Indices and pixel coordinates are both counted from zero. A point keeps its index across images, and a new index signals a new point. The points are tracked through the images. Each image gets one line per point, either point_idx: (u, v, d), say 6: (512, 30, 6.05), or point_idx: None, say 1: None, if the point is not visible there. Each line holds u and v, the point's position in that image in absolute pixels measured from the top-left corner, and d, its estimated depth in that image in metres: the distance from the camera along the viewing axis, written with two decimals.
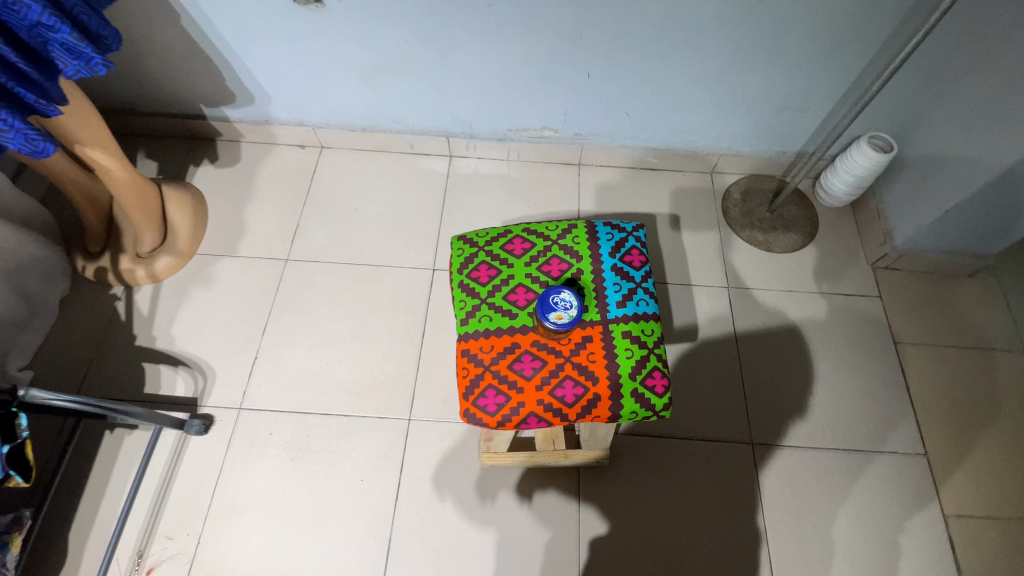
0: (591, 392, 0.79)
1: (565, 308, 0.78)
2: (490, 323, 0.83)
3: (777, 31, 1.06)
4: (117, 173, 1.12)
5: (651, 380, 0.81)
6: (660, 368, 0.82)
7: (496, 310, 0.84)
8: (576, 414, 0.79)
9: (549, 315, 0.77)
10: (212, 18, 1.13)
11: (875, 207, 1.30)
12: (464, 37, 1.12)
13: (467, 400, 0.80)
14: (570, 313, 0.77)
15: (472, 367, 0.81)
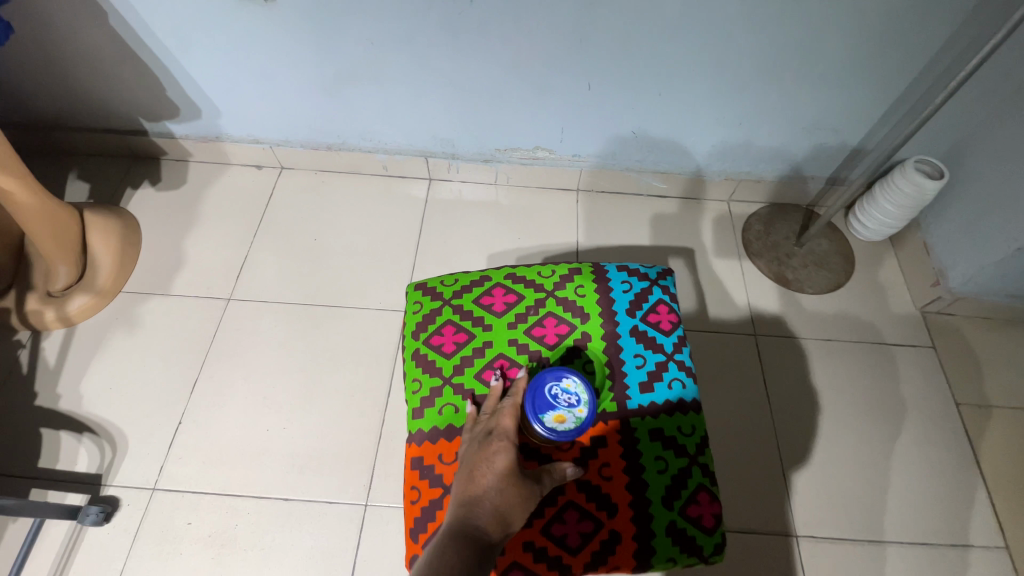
0: (606, 528, 0.62)
1: (568, 407, 0.65)
2: (451, 415, 0.69)
3: (815, 36, 0.90)
4: (23, 201, 0.91)
5: (696, 508, 0.64)
6: (707, 490, 0.65)
7: (460, 393, 0.70)
8: (583, 565, 0.61)
9: (546, 416, 0.64)
10: (144, 17, 0.95)
11: (922, 243, 1.13)
12: (442, 39, 0.94)
13: (415, 542, 0.63)
14: (576, 414, 0.64)
15: (425, 489, 0.65)
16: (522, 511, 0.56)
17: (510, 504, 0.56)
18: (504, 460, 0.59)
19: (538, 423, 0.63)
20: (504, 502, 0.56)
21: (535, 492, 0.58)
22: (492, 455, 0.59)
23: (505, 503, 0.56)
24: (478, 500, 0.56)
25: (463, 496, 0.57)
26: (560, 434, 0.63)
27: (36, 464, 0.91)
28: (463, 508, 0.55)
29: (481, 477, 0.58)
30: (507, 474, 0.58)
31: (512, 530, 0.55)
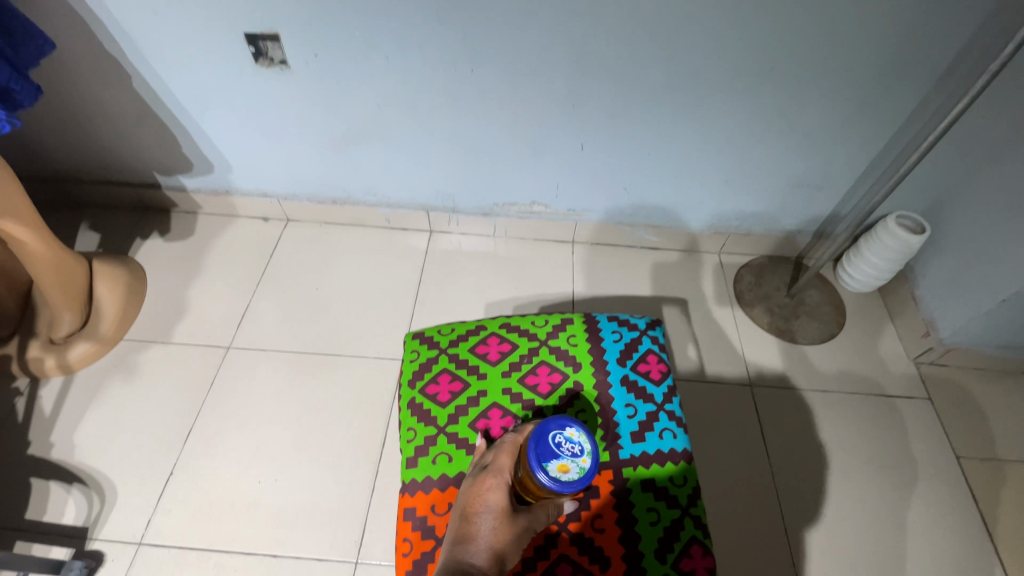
0: None
1: (572, 456, 0.59)
2: (445, 463, 0.69)
3: (791, 102, 0.96)
4: (36, 250, 0.95)
5: (689, 561, 0.63)
6: (701, 543, 0.64)
7: (454, 443, 0.70)
8: None
9: (549, 465, 0.58)
10: (167, 82, 1.02)
11: (910, 295, 1.15)
12: (444, 103, 1.01)
13: None
14: (580, 464, 0.58)
15: (417, 541, 0.64)
16: (516, 546, 0.58)
17: (504, 543, 0.58)
18: (499, 496, 0.60)
19: (539, 472, 0.57)
20: (498, 541, 0.57)
21: (530, 528, 0.60)
22: (486, 492, 0.61)
23: (500, 541, 0.58)
24: (472, 539, 0.58)
25: (459, 535, 0.59)
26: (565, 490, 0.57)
27: (22, 516, 0.89)
28: (459, 547, 0.57)
29: (475, 515, 0.60)
30: (501, 513, 0.59)
31: (506, 566, 0.57)
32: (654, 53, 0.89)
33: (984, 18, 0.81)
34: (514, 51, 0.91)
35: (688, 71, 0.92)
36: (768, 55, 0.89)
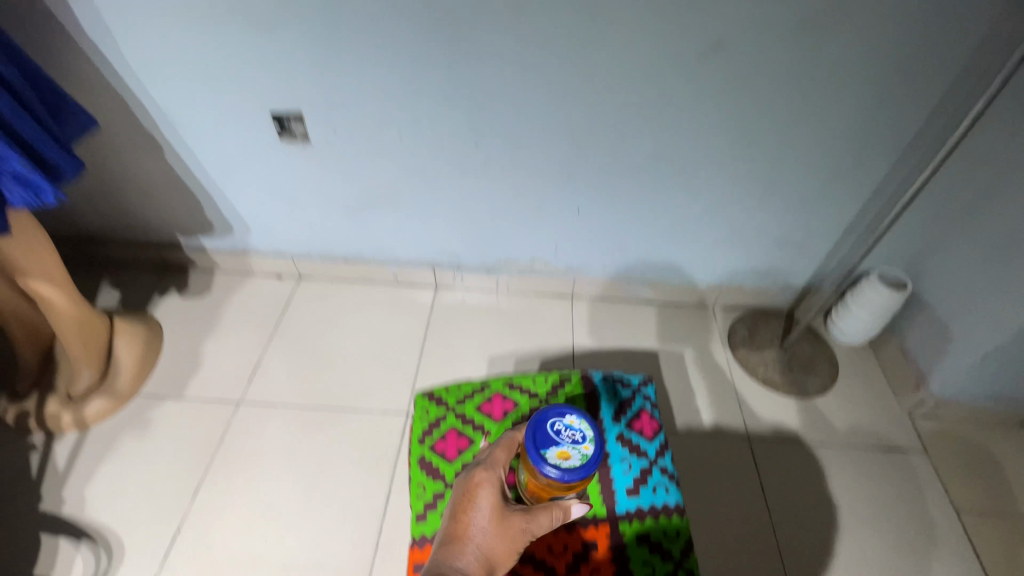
0: None
1: (573, 443, 0.61)
2: None
3: (771, 170, 1.04)
4: (63, 309, 1.01)
5: None
6: None
7: None
8: None
9: (550, 452, 0.60)
10: (197, 154, 1.11)
11: (899, 348, 1.19)
12: (451, 172, 1.09)
13: None
14: (580, 450, 0.60)
15: None
16: (506, 547, 0.60)
17: (492, 544, 0.60)
18: (489, 496, 0.63)
19: (541, 460, 0.59)
20: (486, 542, 0.60)
21: (525, 529, 0.61)
22: (476, 492, 0.64)
23: (488, 542, 0.60)
24: (461, 539, 0.61)
25: (450, 533, 0.62)
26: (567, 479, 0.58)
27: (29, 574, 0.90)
28: (448, 546, 0.61)
29: (466, 513, 0.63)
30: (489, 513, 0.62)
31: (495, 566, 0.60)
32: (642, 129, 0.99)
33: (938, 99, 0.90)
34: (515, 127, 1.00)
35: (675, 144, 1.01)
36: (746, 129, 0.98)
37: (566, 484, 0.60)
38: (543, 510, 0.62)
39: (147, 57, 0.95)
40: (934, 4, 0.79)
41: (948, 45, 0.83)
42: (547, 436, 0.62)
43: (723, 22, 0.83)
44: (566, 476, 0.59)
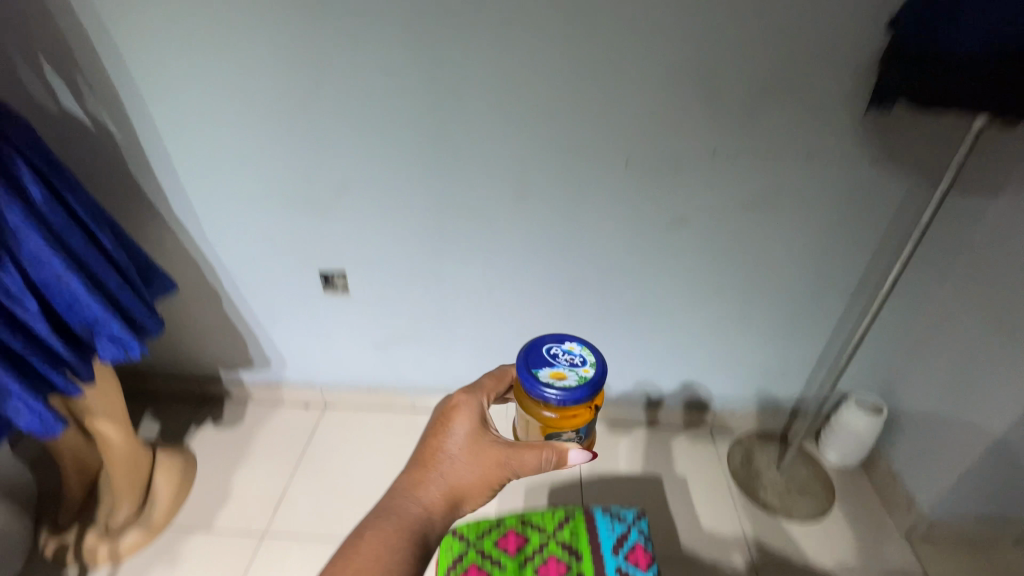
0: None
1: (570, 365, 0.62)
2: None
3: (743, 309, 1.21)
4: (116, 444, 1.12)
5: None
6: None
7: None
8: None
9: (547, 369, 0.61)
10: (250, 303, 1.30)
11: (888, 470, 1.26)
12: (466, 315, 1.26)
13: None
14: (576, 370, 0.62)
15: None
16: (472, 478, 0.65)
17: (458, 471, 0.66)
18: (463, 424, 0.68)
19: (537, 374, 0.61)
20: (453, 469, 0.66)
21: (498, 461, 0.65)
22: (451, 423, 0.69)
23: (455, 470, 0.66)
24: (429, 466, 0.67)
25: (420, 459, 0.68)
26: (553, 395, 0.59)
27: None
28: (416, 472, 0.67)
29: (439, 441, 0.68)
30: (459, 443, 0.67)
31: (457, 494, 0.65)
32: (628, 279, 1.17)
33: (871, 254, 1.09)
34: (521, 278, 1.19)
35: (657, 289, 1.18)
36: (717, 278, 1.16)
37: (560, 404, 0.60)
38: (529, 448, 0.62)
39: (223, 232, 1.17)
40: (848, 187, 1.01)
41: (868, 216, 1.04)
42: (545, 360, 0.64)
43: (684, 202, 1.05)
44: (561, 393, 0.59)
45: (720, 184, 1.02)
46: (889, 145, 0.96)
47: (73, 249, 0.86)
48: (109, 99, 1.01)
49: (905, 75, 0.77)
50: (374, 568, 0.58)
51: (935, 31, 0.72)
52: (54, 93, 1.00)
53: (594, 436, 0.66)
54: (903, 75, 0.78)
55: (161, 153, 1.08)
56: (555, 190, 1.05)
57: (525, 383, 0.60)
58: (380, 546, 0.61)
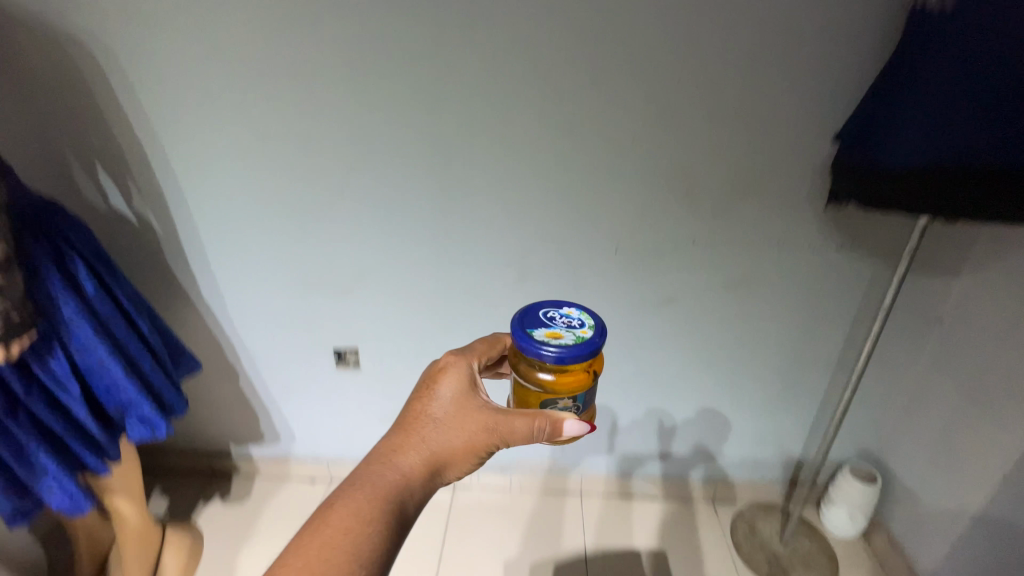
0: None
1: (567, 328, 0.70)
2: None
3: (733, 381, 1.28)
4: (131, 521, 1.15)
5: None
6: None
7: None
8: None
9: (546, 330, 0.69)
10: (266, 380, 1.37)
11: (888, 541, 1.28)
12: None
13: None
14: (572, 332, 0.69)
15: None
16: (456, 444, 0.67)
17: (442, 439, 0.67)
18: (449, 388, 0.70)
19: (537, 334, 0.69)
20: (436, 437, 0.67)
21: (484, 426, 0.67)
22: (437, 388, 0.71)
23: (439, 437, 0.67)
24: (412, 431, 0.68)
25: (403, 424, 0.69)
26: (549, 355, 0.65)
27: None
28: (398, 436, 0.68)
29: (423, 406, 0.70)
30: (445, 409, 0.69)
31: (440, 460, 0.67)
32: (623, 355, 1.25)
33: (848, 330, 1.18)
34: None
35: (651, 363, 1.26)
36: (706, 352, 1.24)
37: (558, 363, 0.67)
38: (519, 416, 0.67)
39: (246, 314, 1.27)
40: (819, 271, 1.12)
41: (840, 295, 1.14)
42: (546, 325, 0.72)
43: (672, 284, 1.15)
44: (557, 351, 0.66)
45: (703, 268, 1.13)
46: (850, 234, 1.07)
47: (115, 336, 0.95)
48: (154, 200, 1.13)
49: (853, 185, 0.88)
50: (349, 533, 0.59)
51: (870, 149, 0.84)
52: (103, 195, 1.12)
53: (592, 407, 0.72)
54: (852, 185, 0.88)
55: (196, 245, 1.18)
56: (553, 274, 1.15)
57: (521, 344, 0.67)
58: (358, 512, 0.60)
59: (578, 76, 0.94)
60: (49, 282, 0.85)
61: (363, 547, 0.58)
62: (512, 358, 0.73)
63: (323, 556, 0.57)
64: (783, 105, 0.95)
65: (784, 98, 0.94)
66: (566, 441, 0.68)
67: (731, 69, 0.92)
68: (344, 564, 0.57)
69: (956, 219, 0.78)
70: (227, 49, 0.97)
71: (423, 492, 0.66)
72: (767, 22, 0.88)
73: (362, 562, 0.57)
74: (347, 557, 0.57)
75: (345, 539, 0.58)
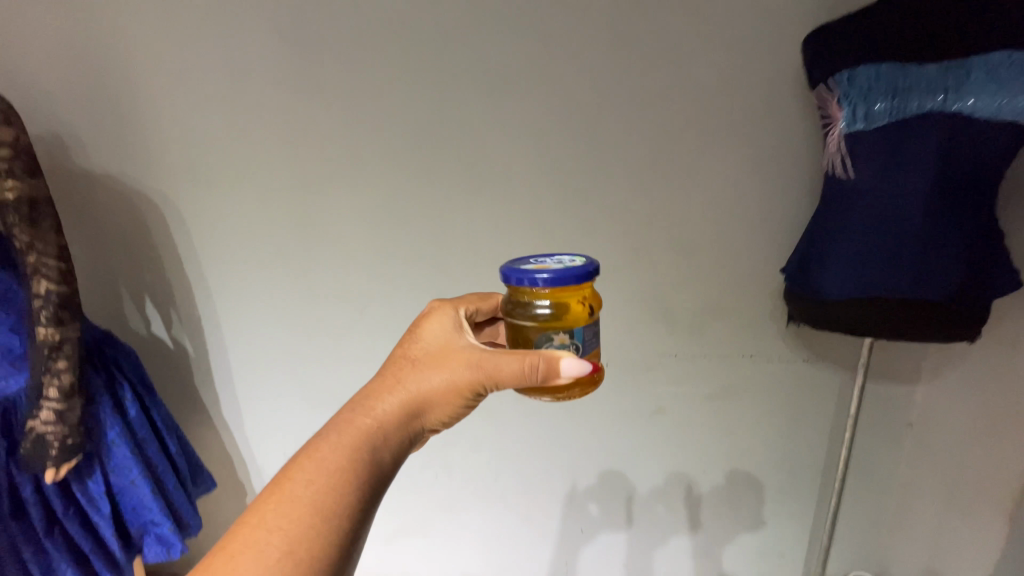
0: None
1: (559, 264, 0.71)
2: None
3: (727, 488, 1.33)
4: None
5: None
6: None
7: None
8: None
9: (537, 264, 0.71)
10: None
11: None
12: (473, 504, 1.36)
13: None
14: (564, 263, 0.70)
15: None
16: (437, 385, 0.68)
17: (421, 387, 0.68)
18: (432, 336, 0.74)
19: (528, 265, 0.70)
20: (416, 386, 0.68)
21: (467, 363, 0.68)
22: (421, 337, 0.74)
23: (418, 385, 0.68)
24: (393, 376, 0.69)
25: (385, 371, 0.71)
26: (540, 281, 0.66)
27: None
28: (378, 382, 0.69)
29: (406, 354, 0.72)
30: (427, 354, 0.71)
31: (421, 403, 0.67)
32: (619, 464, 1.32)
33: (826, 436, 1.27)
34: (525, 465, 1.32)
35: (647, 470, 1.32)
36: (698, 459, 1.31)
37: (551, 288, 0.67)
38: (503, 351, 0.67)
39: (262, 431, 1.35)
40: (791, 382, 1.23)
41: (814, 405, 1.24)
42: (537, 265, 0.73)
43: (660, 396, 1.25)
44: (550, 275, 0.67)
45: (687, 380, 1.24)
46: (813, 349, 1.20)
47: (147, 456, 1.03)
48: (191, 328, 1.26)
49: (801, 309, 1.02)
50: (318, 472, 0.58)
51: (799, 283, 1.00)
52: (147, 322, 1.26)
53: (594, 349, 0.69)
54: (799, 309, 1.02)
55: (223, 366, 1.29)
56: None
57: (510, 276, 0.68)
58: (327, 457, 0.60)
59: (564, 222, 1.13)
60: (100, 409, 0.96)
61: (329, 494, 0.57)
62: (506, 301, 0.74)
63: (288, 502, 0.56)
64: (738, 242, 1.13)
65: (737, 238, 1.13)
66: (560, 377, 0.65)
67: (690, 215, 1.12)
68: (310, 510, 0.55)
69: (891, 336, 0.93)
70: (270, 202, 1.16)
71: (400, 441, 0.65)
72: (714, 181, 1.09)
73: (329, 508, 0.56)
74: (314, 502, 0.56)
75: (311, 484, 0.57)
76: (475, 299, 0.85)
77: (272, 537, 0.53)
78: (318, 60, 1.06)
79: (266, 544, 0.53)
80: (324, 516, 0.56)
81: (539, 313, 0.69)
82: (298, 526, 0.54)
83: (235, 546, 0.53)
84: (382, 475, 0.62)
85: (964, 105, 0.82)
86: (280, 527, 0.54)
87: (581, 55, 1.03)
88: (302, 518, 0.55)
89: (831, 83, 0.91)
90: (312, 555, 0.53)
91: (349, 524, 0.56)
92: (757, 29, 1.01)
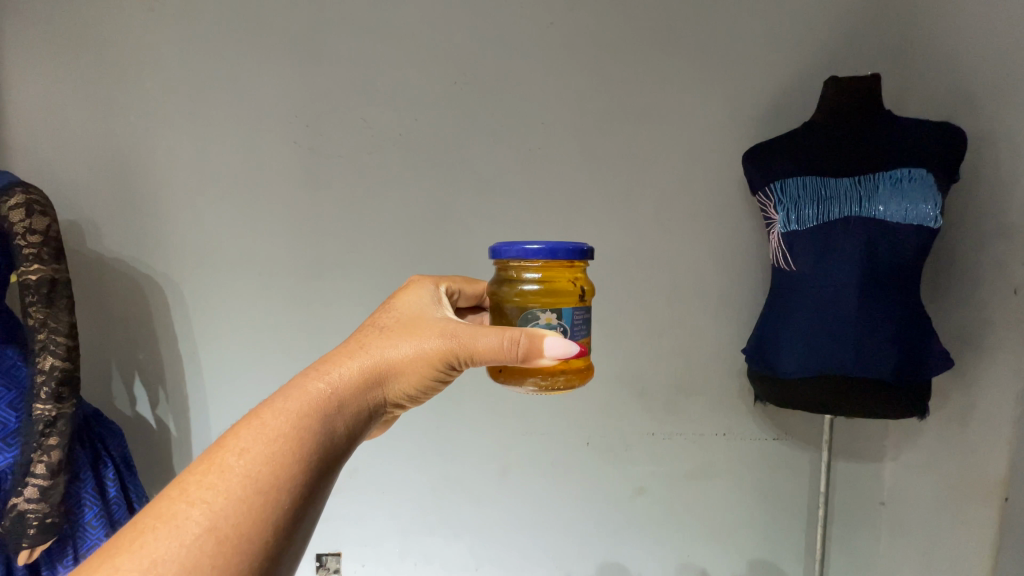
0: None
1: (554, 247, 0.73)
2: None
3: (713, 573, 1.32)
4: None
5: None
6: None
7: None
8: None
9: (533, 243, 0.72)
10: None
11: None
12: None
13: None
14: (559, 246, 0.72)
15: None
16: (405, 356, 0.63)
17: (386, 356, 0.63)
18: (407, 305, 0.70)
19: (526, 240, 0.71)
20: (380, 354, 0.63)
21: (439, 334, 0.64)
22: (394, 305, 0.70)
23: (383, 354, 0.63)
24: (359, 342, 0.64)
25: (350, 338, 0.66)
26: (529, 250, 0.66)
27: None
28: (340, 349, 0.64)
29: (375, 321, 0.68)
30: (397, 321, 0.67)
31: (385, 374, 0.62)
32: (603, 548, 1.31)
33: (802, 517, 1.30)
34: (508, 552, 1.30)
35: (630, 557, 1.31)
36: (679, 543, 1.31)
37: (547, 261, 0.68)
38: (479, 327, 0.64)
39: None
40: (765, 461, 1.28)
41: (788, 484, 1.29)
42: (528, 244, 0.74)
43: (641, 476, 1.28)
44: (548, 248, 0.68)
45: (665, 459, 1.28)
46: (782, 427, 1.27)
47: None
48: (177, 407, 1.28)
49: (762, 388, 1.10)
50: (256, 434, 0.52)
51: (755, 364, 1.09)
52: (133, 402, 1.27)
53: (581, 336, 0.68)
54: (760, 387, 1.10)
55: (206, 448, 1.30)
56: (533, 471, 1.27)
57: (500, 248, 0.69)
58: (269, 423, 0.53)
59: None
60: (82, 488, 0.95)
61: (267, 465, 0.50)
62: (493, 280, 0.74)
63: (217, 472, 0.49)
64: (702, 326, 1.24)
65: (702, 323, 1.24)
66: (540, 360, 0.62)
67: (656, 302, 1.23)
68: (243, 482, 0.49)
69: (844, 412, 1.01)
70: (271, 285, 1.24)
71: (357, 413, 0.59)
72: (677, 272, 1.22)
73: (266, 480, 0.49)
74: (248, 473, 0.49)
75: (246, 452, 0.51)
76: (459, 280, 0.82)
77: (194, 512, 0.46)
78: (327, 164, 1.20)
79: (184, 520, 0.46)
80: (259, 488, 0.49)
81: (525, 288, 0.69)
82: (227, 499, 0.47)
83: (145, 522, 0.46)
84: (334, 450, 0.56)
85: (876, 211, 0.97)
86: (205, 500, 0.47)
87: (555, 166, 1.20)
88: (233, 490, 0.48)
89: (767, 191, 1.07)
90: (241, 535, 0.46)
91: (290, 502, 0.50)
92: (704, 146, 1.19)
